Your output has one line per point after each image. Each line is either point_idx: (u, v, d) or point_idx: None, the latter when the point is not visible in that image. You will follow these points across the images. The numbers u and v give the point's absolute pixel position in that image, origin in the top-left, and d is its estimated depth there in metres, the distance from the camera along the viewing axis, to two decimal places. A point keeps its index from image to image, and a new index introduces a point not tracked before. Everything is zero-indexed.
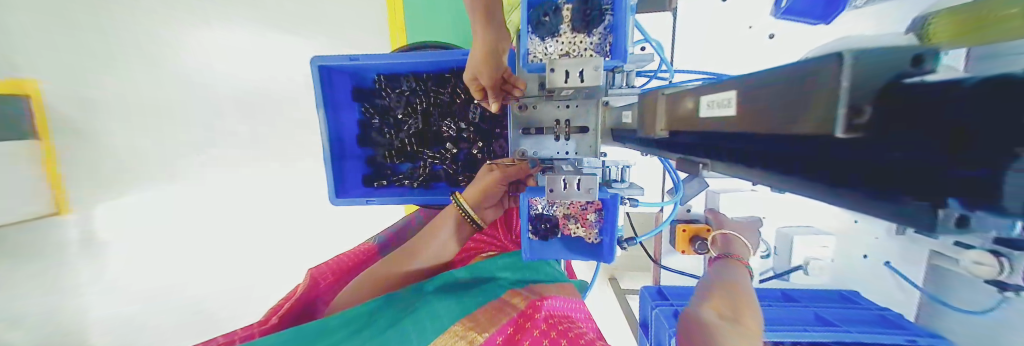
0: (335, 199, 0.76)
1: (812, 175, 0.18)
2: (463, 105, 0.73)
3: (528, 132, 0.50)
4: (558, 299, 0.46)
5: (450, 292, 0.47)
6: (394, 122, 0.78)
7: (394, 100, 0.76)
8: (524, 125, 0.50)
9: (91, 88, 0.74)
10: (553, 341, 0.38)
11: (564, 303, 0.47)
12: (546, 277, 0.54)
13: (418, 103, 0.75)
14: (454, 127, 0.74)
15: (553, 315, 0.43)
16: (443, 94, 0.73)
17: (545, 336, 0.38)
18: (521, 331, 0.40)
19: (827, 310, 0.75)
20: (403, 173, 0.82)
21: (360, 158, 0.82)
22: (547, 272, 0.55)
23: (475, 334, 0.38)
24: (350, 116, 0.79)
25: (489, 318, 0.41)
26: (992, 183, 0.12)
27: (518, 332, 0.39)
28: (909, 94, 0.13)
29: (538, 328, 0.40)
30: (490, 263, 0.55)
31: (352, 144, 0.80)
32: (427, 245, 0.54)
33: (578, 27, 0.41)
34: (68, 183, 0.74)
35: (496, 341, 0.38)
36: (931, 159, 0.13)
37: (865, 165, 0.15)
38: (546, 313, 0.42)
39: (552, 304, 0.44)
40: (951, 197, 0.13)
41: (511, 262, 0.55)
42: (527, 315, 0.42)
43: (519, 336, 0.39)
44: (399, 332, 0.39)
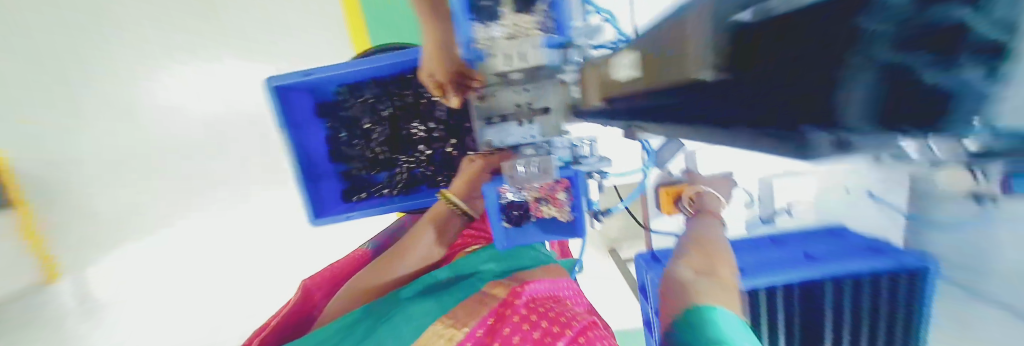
0: (314, 219, 0.75)
1: (710, 118, 0.20)
2: (429, 104, 0.71)
3: (491, 122, 0.49)
4: (541, 282, 0.46)
5: (432, 292, 0.47)
6: (363, 134, 0.77)
7: (359, 110, 0.74)
8: (486, 115, 0.49)
9: (64, 153, 0.82)
10: (533, 325, 0.38)
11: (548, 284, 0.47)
12: (532, 262, 0.54)
13: (384, 109, 0.73)
14: (424, 129, 0.73)
15: (535, 298, 0.43)
16: (407, 96, 0.71)
17: (526, 321, 0.39)
18: (500, 320, 0.40)
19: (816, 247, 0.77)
20: (381, 183, 0.80)
21: (334, 176, 0.80)
22: (533, 257, 0.55)
23: (454, 330, 0.39)
24: (317, 132, 0.77)
25: (468, 311, 0.42)
26: (815, 113, 0.13)
27: (498, 321, 0.40)
28: (748, 36, 0.15)
29: (518, 314, 0.40)
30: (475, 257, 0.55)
31: (324, 161, 0.78)
32: (416, 247, 0.53)
33: (520, 8, 0.39)
34: (54, 246, 0.82)
35: (475, 334, 0.39)
36: (772, 92, 0.15)
37: (737, 104, 0.18)
38: (528, 298, 0.42)
39: (535, 287, 0.44)
40: (804, 124, 0.14)
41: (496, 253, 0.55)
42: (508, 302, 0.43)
43: (500, 324, 0.39)
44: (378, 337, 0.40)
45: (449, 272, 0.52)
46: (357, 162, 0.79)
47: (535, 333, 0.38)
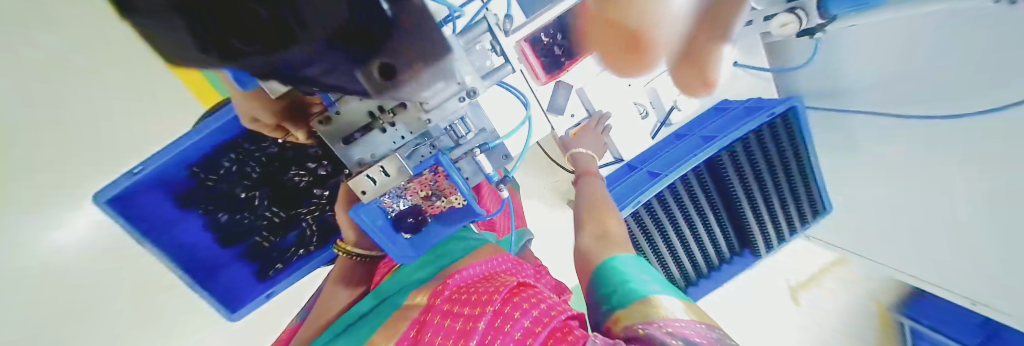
0: (231, 315, 0.66)
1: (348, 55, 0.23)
2: (298, 146, 0.64)
3: (352, 138, 0.46)
4: (468, 269, 0.43)
5: (354, 328, 0.43)
6: (245, 204, 0.68)
7: (226, 183, 0.65)
8: (344, 135, 0.45)
9: None
10: (455, 317, 0.36)
11: (473, 267, 0.45)
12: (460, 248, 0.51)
13: (254, 171, 0.65)
14: (305, 172, 0.67)
15: (458, 286, 0.40)
16: (269, 147, 0.63)
17: (450, 316, 0.36)
18: (423, 325, 0.37)
19: (707, 129, 0.85)
20: (294, 245, 0.73)
21: (238, 261, 0.71)
22: (462, 244, 0.50)
23: None
24: (192, 226, 0.67)
25: (388, 333, 0.38)
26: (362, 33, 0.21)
27: (421, 329, 0.36)
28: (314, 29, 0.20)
29: (440, 312, 0.37)
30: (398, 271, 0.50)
31: (216, 252, 0.69)
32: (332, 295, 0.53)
33: None
34: None
35: None
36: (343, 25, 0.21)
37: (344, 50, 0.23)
38: (451, 290, 0.40)
39: (461, 276, 0.42)
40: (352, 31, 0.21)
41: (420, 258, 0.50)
42: (430, 305, 0.39)
43: (423, 331, 0.36)
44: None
45: (372, 299, 0.48)
46: (256, 235, 0.71)
47: (457, 325, 0.35)
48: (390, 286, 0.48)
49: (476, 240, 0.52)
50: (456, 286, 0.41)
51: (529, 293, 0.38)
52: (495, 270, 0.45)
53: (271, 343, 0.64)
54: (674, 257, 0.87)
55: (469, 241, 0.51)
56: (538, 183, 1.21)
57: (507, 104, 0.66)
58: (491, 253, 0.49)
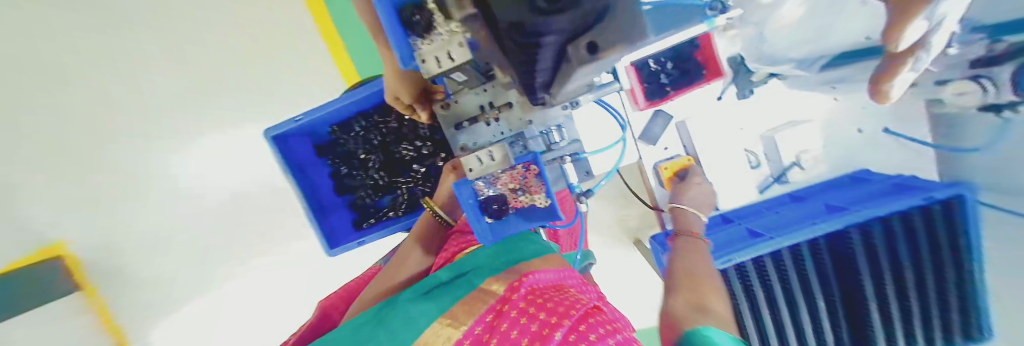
0: (330, 250, 0.79)
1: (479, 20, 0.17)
2: (413, 125, 0.75)
3: (461, 126, 0.51)
4: (541, 273, 0.46)
5: (432, 292, 0.49)
6: (361, 163, 0.82)
7: (353, 143, 0.79)
8: (456, 121, 0.51)
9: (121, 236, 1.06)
10: (532, 318, 0.38)
11: (547, 275, 0.47)
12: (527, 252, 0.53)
13: (375, 138, 0.78)
14: (412, 147, 0.77)
15: (534, 288, 0.43)
16: (391, 121, 0.75)
17: (524, 315, 0.39)
18: (500, 315, 0.40)
19: (834, 197, 0.71)
20: (386, 207, 0.84)
21: (343, 208, 0.85)
22: (533, 244, 0.54)
23: (453, 329, 0.41)
24: (320, 172, 0.83)
25: (467, 310, 0.43)
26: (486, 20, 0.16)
27: (496, 318, 0.40)
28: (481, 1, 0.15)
29: (517, 308, 0.40)
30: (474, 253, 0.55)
31: (331, 197, 0.83)
32: (408, 256, 0.63)
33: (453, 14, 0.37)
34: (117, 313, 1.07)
35: (473, 332, 0.40)
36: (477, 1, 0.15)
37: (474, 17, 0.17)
38: (527, 289, 0.42)
39: (535, 278, 0.44)
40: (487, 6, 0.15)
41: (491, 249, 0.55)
42: (507, 297, 0.42)
43: (499, 321, 0.39)
44: (378, 340, 0.42)
45: (451, 272, 0.53)
46: (361, 191, 0.84)
47: (534, 327, 0.37)
48: (468, 267, 0.53)
49: (546, 249, 0.55)
50: (533, 287, 0.43)
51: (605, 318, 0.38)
52: (564, 284, 0.47)
53: (350, 282, 0.74)
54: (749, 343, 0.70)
55: (538, 246, 0.54)
56: (607, 213, 1.18)
57: (603, 122, 0.67)
58: (560, 266, 0.51)
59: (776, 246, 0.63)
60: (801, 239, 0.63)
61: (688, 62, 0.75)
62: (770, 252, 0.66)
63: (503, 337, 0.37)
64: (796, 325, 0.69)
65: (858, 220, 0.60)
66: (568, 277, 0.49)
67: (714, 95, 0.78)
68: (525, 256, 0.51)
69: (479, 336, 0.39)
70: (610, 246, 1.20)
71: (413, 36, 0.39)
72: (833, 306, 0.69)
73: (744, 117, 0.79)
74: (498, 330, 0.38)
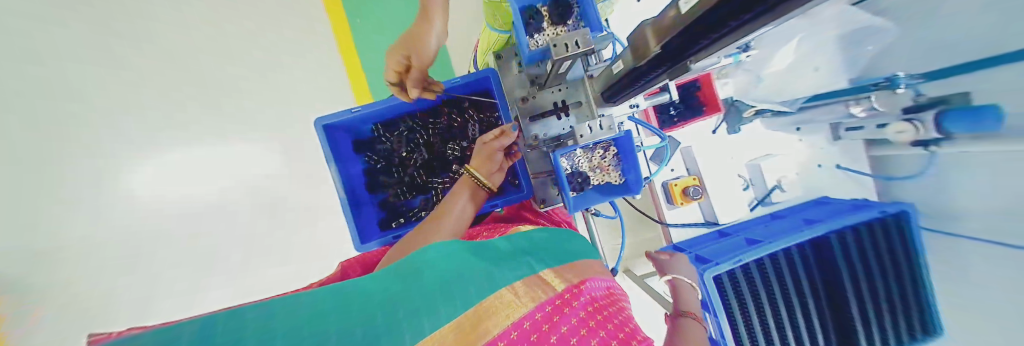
0: (359, 246, 0.76)
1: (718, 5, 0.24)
2: (462, 126, 0.81)
3: (535, 118, 0.58)
4: (595, 282, 0.43)
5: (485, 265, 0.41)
6: (400, 160, 0.84)
7: (395, 141, 0.83)
8: (530, 114, 0.59)
9: None
10: (592, 331, 0.34)
11: (600, 283, 0.44)
12: (574, 252, 0.51)
13: (420, 137, 0.83)
14: (458, 148, 0.82)
15: (594, 297, 0.40)
16: (440, 123, 0.81)
17: (585, 325, 0.35)
18: (560, 314, 0.35)
19: (810, 213, 0.85)
20: (416, 208, 0.84)
21: (371, 206, 0.84)
22: (574, 245, 0.54)
23: (518, 305, 0.34)
24: (355, 167, 0.83)
25: (528, 291, 0.37)
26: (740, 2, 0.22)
27: (557, 313, 0.35)
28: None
29: (576, 316, 0.36)
30: (518, 241, 0.51)
31: (363, 192, 0.83)
32: (453, 205, 0.57)
33: (557, 21, 0.48)
34: None
35: (536, 316, 0.34)
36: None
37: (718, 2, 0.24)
38: (588, 297, 0.39)
39: (591, 287, 0.41)
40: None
41: (536, 241, 0.52)
42: (566, 298, 0.38)
43: (558, 318, 0.34)
44: (421, 297, 0.33)
45: (506, 248, 0.48)
46: (394, 189, 0.84)
47: (594, 340, 0.33)
48: (518, 254, 0.47)
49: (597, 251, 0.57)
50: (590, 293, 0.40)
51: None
52: (613, 293, 0.44)
53: (372, 251, 0.72)
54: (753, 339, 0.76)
55: (582, 248, 0.54)
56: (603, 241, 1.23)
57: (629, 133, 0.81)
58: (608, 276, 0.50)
59: (773, 249, 0.75)
60: (791, 242, 0.75)
61: (691, 101, 0.92)
62: (767, 255, 0.77)
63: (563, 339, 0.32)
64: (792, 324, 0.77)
65: (836, 225, 0.73)
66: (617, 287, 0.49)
67: (710, 129, 0.94)
68: (571, 257, 0.49)
69: (537, 319, 0.33)
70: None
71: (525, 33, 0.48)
72: (821, 308, 0.79)
73: (734, 149, 0.95)
74: (559, 329, 0.33)
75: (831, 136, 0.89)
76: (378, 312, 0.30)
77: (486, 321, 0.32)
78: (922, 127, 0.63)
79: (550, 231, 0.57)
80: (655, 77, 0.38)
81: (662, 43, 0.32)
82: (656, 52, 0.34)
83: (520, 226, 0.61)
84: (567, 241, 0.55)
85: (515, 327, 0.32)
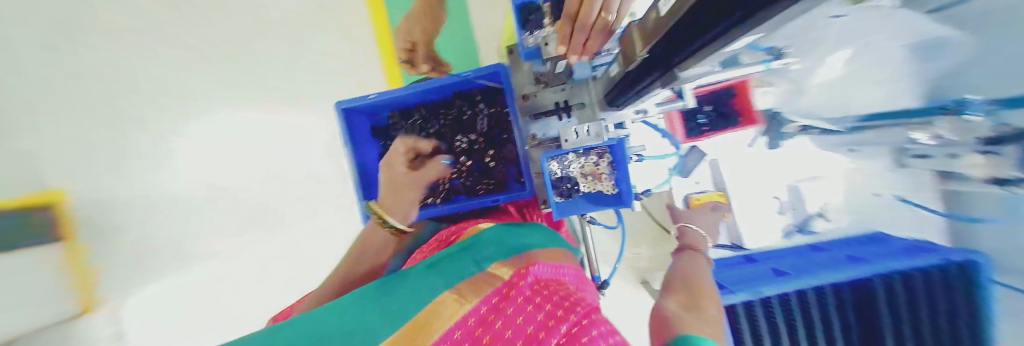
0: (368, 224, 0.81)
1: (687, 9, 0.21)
2: (472, 119, 0.81)
3: (535, 117, 0.56)
4: (543, 265, 0.43)
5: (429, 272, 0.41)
6: None
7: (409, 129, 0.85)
8: (532, 112, 0.57)
9: None
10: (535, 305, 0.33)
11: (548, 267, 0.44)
12: (530, 245, 0.51)
13: (431, 128, 0.83)
14: (467, 140, 0.81)
15: (540, 278, 0.39)
16: (451, 114, 0.82)
17: (531, 301, 0.33)
18: (504, 301, 0.34)
19: (856, 250, 0.74)
20: None
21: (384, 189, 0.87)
22: (532, 240, 0.53)
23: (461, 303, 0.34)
24: (372, 151, 0.87)
25: (473, 289, 0.37)
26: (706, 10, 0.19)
27: (502, 301, 0.34)
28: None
29: (522, 295, 0.34)
30: (476, 239, 0.51)
31: (377, 176, 0.87)
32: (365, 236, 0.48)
33: None
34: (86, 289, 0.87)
35: (479, 310, 0.32)
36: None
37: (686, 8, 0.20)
38: (533, 277, 0.37)
39: (537, 269, 0.40)
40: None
41: (495, 239, 0.51)
42: (510, 283, 0.37)
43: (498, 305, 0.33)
44: (371, 319, 0.32)
45: (453, 250, 0.48)
46: None
47: (540, 314, 0.31)
48: (466, 253, 0.47)
49: (553, 243, 0.56)
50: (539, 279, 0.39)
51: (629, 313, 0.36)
52: (564, 278, 0.43)
53: None
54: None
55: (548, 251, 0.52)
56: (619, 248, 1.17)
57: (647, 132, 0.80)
58: (561, 260, 0.50)
59: (798, 286, 0.65)
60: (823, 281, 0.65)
61: (727, 110, 0.84)
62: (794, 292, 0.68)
63: (507, 322, 0.30)
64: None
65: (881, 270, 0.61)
66: (569, 268, 0.50)
67: (745, 141, 0.85)
68: (526, 249, 0.49)
69: (482, 314, 0.32)
70: (618, 285, 1.18)
71: (524, 31, 0.47)
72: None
73: (772, 165, 0.85)
74: (503, 314, 0.31)
75: (893, 162, 0.68)
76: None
77: (432, 320, 0.31)
78: (1002, 162, 0.46)
79: (498, 230, 0.55)
80: (647, 84, 0.35)
81: (647, 44, 0.29)
82: (642, 56, 0.31)
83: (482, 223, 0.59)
84: (524, 236, 0.54)
85: (461, 326, 0.30)
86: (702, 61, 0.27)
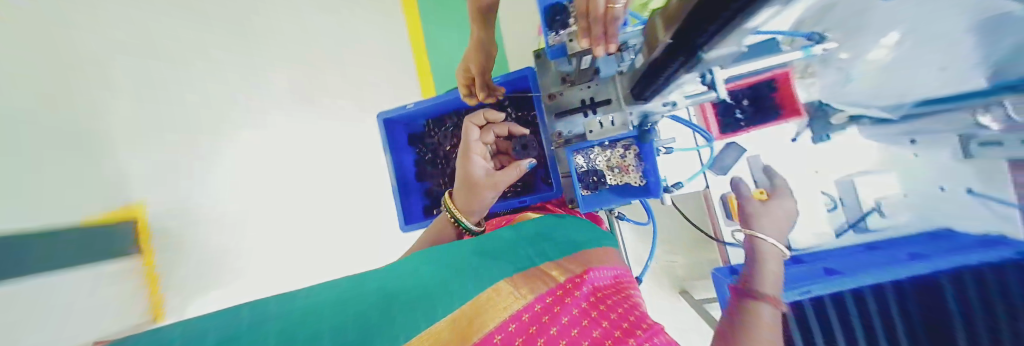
0: (404, 226, 0.86)
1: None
2: None
3: (560, 115, 0.57)
4: (598, 274, 0.42)
5: (488, 254, 0.43)
6: (444, 154, 0.90)
7: (441, 136, 0.90)
8: (557, 110, 0.58)
9: None
10: (591, 320, 0.32)
11: (604, 275, 0.44)
12: (576, 245, 0.51)
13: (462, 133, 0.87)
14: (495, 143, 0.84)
15: (594, 289, 0.38)
16: None
17: (586, 314, 0.33)
18: (560, 304, 0.34)
19: (922, 247, 0.67)
20: None
21: (418, 193, 0.92)
22: (575, 237, 0.53)
23: (517, 297, 0.34)
24: (408, 158, 0.93)
25: (527, 285, 0.37)
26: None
27: (557, 304, 0.34)
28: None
29: (578, 306, 0.34)
30: (526, 230, 0.52)
31: (412, 181, 0.92)
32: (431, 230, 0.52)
33: None
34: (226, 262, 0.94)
35: (534, 308, 0.33)
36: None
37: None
38: (588, 289, 0.38)
39: (593, 278, 0.40)
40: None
41: (543, 233, 0.52)
42: (566, 291, 0.37)
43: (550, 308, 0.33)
44: (443, 285, 0.33)
45: (508, 236, 0.49)
46: (437, 180, 0.91)
47: (597, 332, 0.30)
48: (523, 242, 0.48)
49: (595, 239, 0.56)
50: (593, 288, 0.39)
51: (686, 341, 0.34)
52: (616, 283, 0.43)
53: None
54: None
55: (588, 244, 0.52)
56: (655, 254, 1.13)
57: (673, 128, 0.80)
58: (615, 266, 0.50)
59: (853, 284, 0.61)
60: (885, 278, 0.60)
61: (765, 103, 0.80)
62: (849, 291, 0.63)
63: (562, 327, 0.30)
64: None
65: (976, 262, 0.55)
66: (623, 275, 0.49)
67: (789, 135, 0.81)
68: (570, 248, 0.49)
69: (535, 312, 0.32)
70: (652, 292, 1.14)
71: (550, 31, 0.50)
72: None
73: (818, 161, 0.81)
74: (558, 318, 0.31)
75: (959, 153, 0.64)
76: (409, 298, 0.30)
77: (492, 304, 0.32)
78: None
79: (559, 222, 0.58)
80: (672, 69, 0.37)
81: (670, 32, 0.30)
82: (665, 43, 0.33)
83: (528, 213, 0.62)
84: (571, 232, 0.55)
85: (515, 320, 0.30)
86: (728, 41, 0.28)
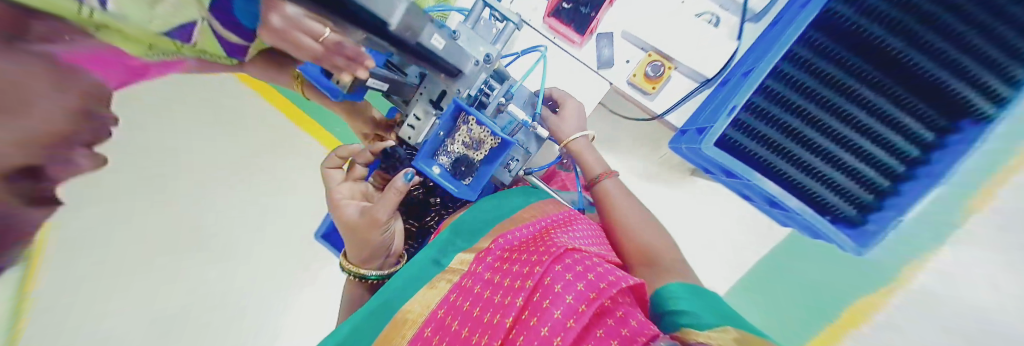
0: None
1: None
2: None
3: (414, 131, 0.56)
4: (505, 238, 0.54)
5: (406, 280, 0.53)
6: None
7: None
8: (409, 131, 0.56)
9: None
10: (497, 285, 0.47)
11: (517, 234, 0.55)
12: (482, 229, 0.60)
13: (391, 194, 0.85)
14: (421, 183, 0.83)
15: (496, 256, 0.51)
16: None
17: (487, 289, 0.46)
18: (462, 295, 0.46)
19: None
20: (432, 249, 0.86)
21: None
22: (484, 219, 0.62)
23: (422, 313, 0.46)
24: None
25: (429, 299, 0.48)
26: None
27: (459, 297, 0.46)
28: None
29: (478, 284, 0.47)
30: (445, 234, 0.61)
31: None
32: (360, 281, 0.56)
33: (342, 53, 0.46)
34: None
35: (436, 313, 0.45)
36: None
37: None
38: (487, 262, 0.50)
39: (496, 246, 0.53)
40: None
41: (457, 231, 0.61)
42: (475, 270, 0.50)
43: (462, 294, 0.46)
44: (373, 318, 0.49)
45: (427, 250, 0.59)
46: None
47: (493, 298, 0.45)
48: (440, 249, 0.58)
49: (504, 207, 0.64)
50: (500, 252, 0.52)
51: (573, 258, 0.49)
52: (522, 238, 0.54)
53: None
54: (821, 178, 0.59)
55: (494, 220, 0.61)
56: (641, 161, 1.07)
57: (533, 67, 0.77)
58: (537, 219, 0.60)
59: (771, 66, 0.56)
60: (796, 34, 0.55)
61: None
62: (768, 80, 0.58)
63: (465, 314, 0.44)
64: (861, 134, 0.56)
65: None
66: (544, 222, 0.60)
67: None
68: (476, 237, 0.59)
69: (440, 316, 0.44)
70: (651, 199, 1.07)
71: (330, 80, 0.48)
72: (894, 92, 0.55)
73: None
74: (461, 310, 0.44)
75: None
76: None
77: (406, 320, 0.46)
78: None
79: (474, 208, 0.65)
80: (412, 45, 0.35)
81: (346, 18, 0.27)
82: (383, 42, 0.35)
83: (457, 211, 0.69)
84: (485, 213, 0.64)
85: (430, 320, 0.44)
86: None
